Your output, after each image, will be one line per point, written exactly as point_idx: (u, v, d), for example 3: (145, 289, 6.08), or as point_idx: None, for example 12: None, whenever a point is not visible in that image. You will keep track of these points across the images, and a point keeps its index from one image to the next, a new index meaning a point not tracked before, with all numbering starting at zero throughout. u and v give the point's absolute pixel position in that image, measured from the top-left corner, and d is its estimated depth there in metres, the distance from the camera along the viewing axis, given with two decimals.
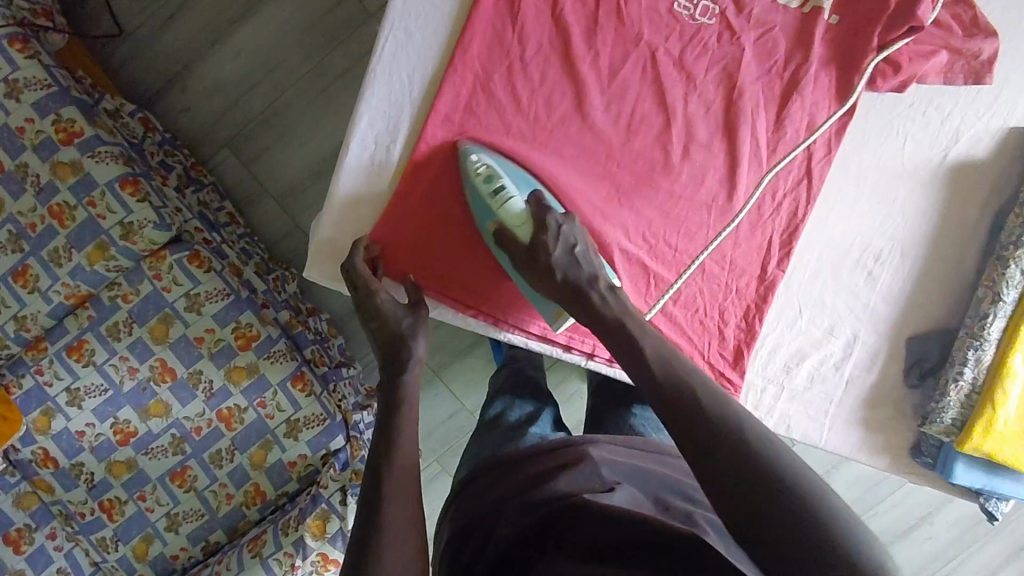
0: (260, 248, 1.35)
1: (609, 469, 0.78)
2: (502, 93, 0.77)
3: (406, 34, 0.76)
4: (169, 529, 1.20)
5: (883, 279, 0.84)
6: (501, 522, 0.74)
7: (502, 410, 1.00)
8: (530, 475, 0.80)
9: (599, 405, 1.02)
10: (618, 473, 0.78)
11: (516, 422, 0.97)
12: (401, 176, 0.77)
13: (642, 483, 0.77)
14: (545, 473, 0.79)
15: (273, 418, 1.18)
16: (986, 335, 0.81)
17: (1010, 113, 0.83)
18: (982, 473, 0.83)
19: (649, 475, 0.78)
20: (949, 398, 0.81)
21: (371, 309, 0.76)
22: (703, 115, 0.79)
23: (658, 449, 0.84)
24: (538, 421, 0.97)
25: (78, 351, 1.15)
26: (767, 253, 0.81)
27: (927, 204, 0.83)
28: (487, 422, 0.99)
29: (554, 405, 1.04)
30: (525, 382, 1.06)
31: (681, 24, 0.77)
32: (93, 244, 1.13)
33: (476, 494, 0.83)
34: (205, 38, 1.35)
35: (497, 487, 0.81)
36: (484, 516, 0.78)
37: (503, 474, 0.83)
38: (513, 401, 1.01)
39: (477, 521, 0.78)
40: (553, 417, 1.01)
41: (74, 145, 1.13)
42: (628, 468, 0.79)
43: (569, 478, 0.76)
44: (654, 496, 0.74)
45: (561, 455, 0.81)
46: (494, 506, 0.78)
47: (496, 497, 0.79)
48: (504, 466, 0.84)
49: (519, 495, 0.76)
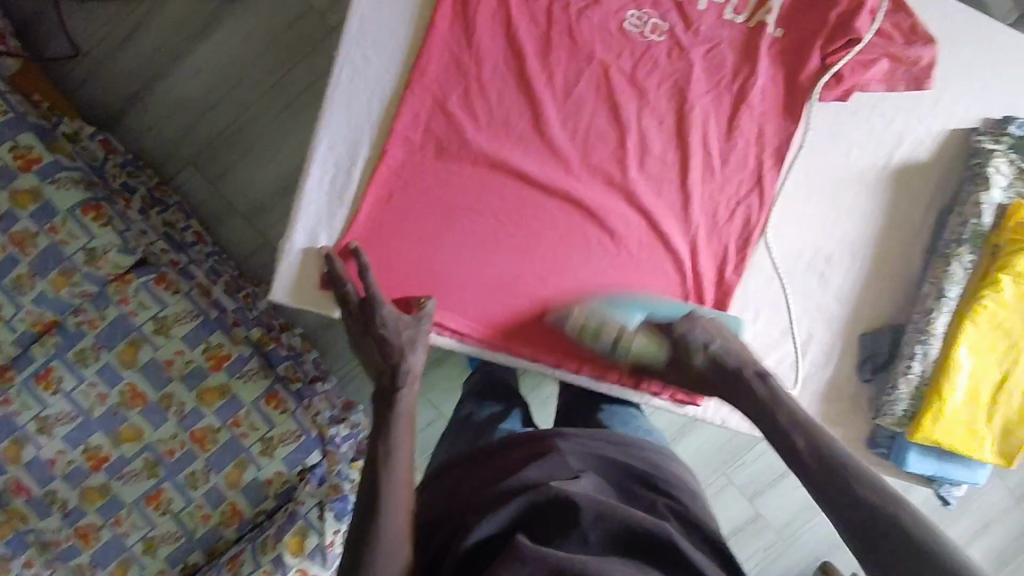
0: (229, 265, 1.34)
1: (575, 459, 0.82)
2: (460, 115, 0.79)
3: (363, 57, 0.78)
4: (145, 553, 1.18)
5: (835, 279, 0.87)
6: (470, 515, 0.76)
7: (471, 411, 1.02)
8: (504, 466, 0.83)
9: (568, 406, 1.03)
10: (583, 463, 0.82)
11: (486, 421, 0.99)
12: (364, 195, 0.78)
13: (607, 474, 0.82)
14: (517, 464, 0.82)
15: (248, 437, 1.18)
16: (932, 330, 0.85)
17: (950, 116, 0.86)
18: (934, 461, 0.88)
19: (613, 467, 0.83)
20: (900, 391, 0.85)
21: (369, 321, 0.75)
22: (656, 129, 0.81)
23: (622, 440, 0.88)
24: (508, 419, 0.99)
25: (45, 379, 1.14)
26: (725, 261, 0.83)
27: (874, 206, 0.87)
28: (457, 421, 1.02)
29: (524, 405, 1.04)
30: (498, 385, 1.07)
31: (632, 43, 0.80)
32: (57, 271, 1.12)
33: (445, 487, 0.85)
34: (164, 58, 1.34)
35: (469, 481, 0.83)
36: (454, 506, 0.80)
37: (473, 466, 0.85)
38: (481, 402, 1.03)
39: (447, 513, 0.79)
40: (523, 416, 1.02)
41: (32, 172, 1.12)
42: (596, 459, 0.84)
43: (540, 468, 0.80)
44: (620, 485, 0.81)
45: (531, 448, 0.85)
46: (463, 500, 0.80)
47: (467, 490, 0.82)
48: (470, 462, 0.87)
49: (489, 486, 0.79)
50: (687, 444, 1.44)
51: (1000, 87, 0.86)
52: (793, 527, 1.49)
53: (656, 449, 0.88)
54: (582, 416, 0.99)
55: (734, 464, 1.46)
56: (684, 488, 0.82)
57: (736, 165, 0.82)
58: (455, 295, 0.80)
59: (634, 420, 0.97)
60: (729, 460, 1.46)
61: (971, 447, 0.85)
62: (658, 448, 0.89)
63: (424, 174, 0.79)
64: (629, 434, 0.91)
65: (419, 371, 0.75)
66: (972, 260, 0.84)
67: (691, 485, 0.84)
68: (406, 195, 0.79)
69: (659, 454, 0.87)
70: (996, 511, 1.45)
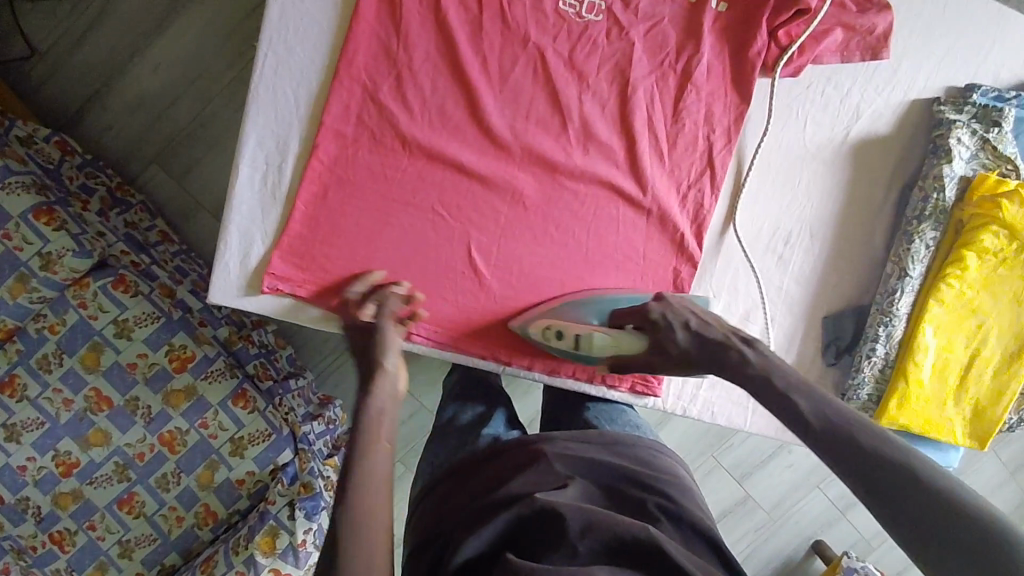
0: (196, 265, 1.31)
1: (563, 467, 0.79)
2: (392, 105, 0.76)
3: (286, 49, 0.75)
4: (122, 556, 1.17)
5: (794, 262, 0.84)
6: (457, 532, 0.74)
7: (455, 413, 0.97)
8: (488, 477, 0.81)
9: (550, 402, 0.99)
10: (571, 468, 0.79)
11: (469, 424, 0.95)
12: (297, 193, 0.76)
13: (596, 478, 0.79)
14: (501, 475, 0.80)
15: (217, 438, 1.17)
16: (895, 310, 0.81)
17: (909, 87, 0.83)
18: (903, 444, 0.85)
19: (605, 468, 0.80)
20: (864, 374, 0.82)
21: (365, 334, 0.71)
22: (599, 113, 0.78)
23: (610, 438, 0.84)
24: (491, 422, 0.94)
25: (10, 387, 1.12)
26: (678, 251, 0.80)
27: (833, 183, 0.83)
28: (441, 424, 0.97)
29: (507, 404, 0.99)
30: (478, 383, 1.02)
31: (568, 23, 0.77)
32: (13, 277, 1.09)
33: (437, 502, 0.82)
34: (120, 54, 1.31)
35: (456, 495, 0.81)
36: (441, 525, 0.78)
37: (458, 482, 0.83)
38: (464, 404, 0.98)
39: (437, 531, 0.77)
40: (506, 416, 0.97)
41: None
42: (584, 463, 0.80)
43: (525, 478, 0.78)
44: (610, 488, 0.78)
45: (519, 454, 0.82)
46: (452, 515, 0.78)
47: (455, 505, 0.80)
48: (455, 476, 0.84)
49: (478, 499, 0.78)
50: (673, 429, 1.42)
51: (962, 54, 0.83)
52: (783, 506, 1.47)
53: (645, 444, 0.85)
54: (566, 416, 0.94)
55: (721, 446, 1.44)
56: (673, 479, 0.80)
57: (685, 146, 0.79)
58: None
59: (619, 415, 0.92)
60: (716, 443, 1.43)
61: (940, 430, 0.82)
62: (651, 444, 0.85)
63: (359, 167, 0.76)
64: (616, 431, 0.87)
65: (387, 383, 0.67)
66: (934, 237, 0.81)
67: (682, 481, 0.80)
68: (341, 191, 0.76)
69: (649, 450, 0.84)
70: (988, 485, 1.43)
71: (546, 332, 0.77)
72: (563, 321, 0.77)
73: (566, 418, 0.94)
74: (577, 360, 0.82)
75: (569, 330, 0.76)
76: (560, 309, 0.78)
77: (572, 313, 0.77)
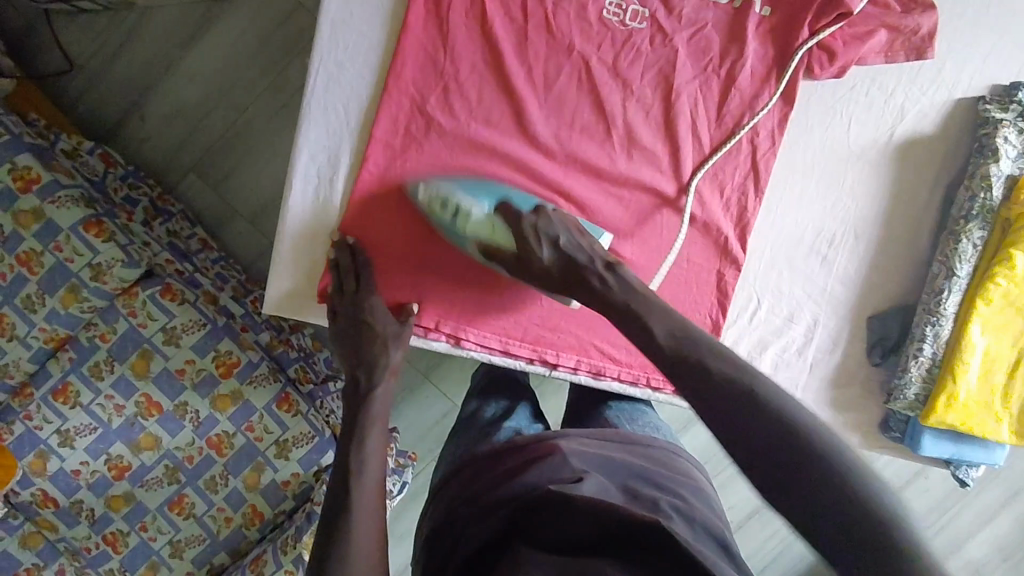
0: (236, 270, 1.33)
1: (578, 461, 0.79)
2: (440, 117, 0.77)
3: (337, 65, 0.76)
4: (173, 556, 1.19)
5: (839, 262, 0.84)
6: (472, 523, 0.76)
7: (478, 407, 0.99)
8: (505, 470, 0.82)
9: (578, 399, 1.00)
10: (587, 463, 0.80)
11: (494, 418, 0.96)
12: (347, 208, 0.78)
13: (609, 473, 0.79)
14: (517, 468, 0.81)
15: (263, 440, 1.18)
16: (942, 310, 0.82)
17: (954, 85, 0.83)
18: (951, 444, 0.85)
19: (618, 464, 0.80)
20: (911, 374, 0.82)
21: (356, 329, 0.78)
22: (643, 119, 0.79)
23: (629, 438, 0.86)
24: (514, 415, 0.96)
25: (64, 394, 1.13)
26: (721, 254, 0.81)
27: (878, 184, 0.84)
28: (465, 419, 0.99)
29: (531, 398, 1.02)
30: (505, 379, 1.04)
31: (612, 31, 0.78)
32: (64, 288, 1.11)
33: (459, 487, 0.85)
34: (158, 65, 1.33)
35: (474, 485, 0.83)
36: (456, 513, 0.80)
37: (479, 470, 0.85)
38: (487, 398, 1.01)
39: (454, 517, 0.79)
40: (531, 409, 0.99)
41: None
42: (597, 459, 0.81)
43: (541, 470, 0.78)
44: (622, 484, 0.76)
45: (535, 450, 0.83)
46: (469, 502, 0.80)
47: (473, 494, 0.81)
48: (479, 465, 0.86)
49: (494, 488, 0.79)
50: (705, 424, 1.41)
51: (1007, 51, 0.82)
52: None
53: (661, 445, 0.86)
54: (591, 412, 0.96)
55: None
56: (687, 489, 0.78)
57: (729, 150, 0.80)
58: (453, 299, 0.80)
59: (640, 415, 0.94)
60: None
61: (987, 429, 0.82)
62: (666, 446, 0.86)
63: (408, 179, 0.78)
64: (636, 432, 0.88)
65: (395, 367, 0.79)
66: (981, 237, 0.81)
67: (694, 483, 0.81)
68: (389, 204, 0.78)
69: (663, 452, 0.85)
70: None
71: (432, 199, 0.75)
72: (452, 193, 0.75)
73: (591, 414, 0.96)
74: (622, 363, 0.84)
75: (456, 203, 0.75)
76: (456, 181, 0.76)
77: (464, 191, 0.75)
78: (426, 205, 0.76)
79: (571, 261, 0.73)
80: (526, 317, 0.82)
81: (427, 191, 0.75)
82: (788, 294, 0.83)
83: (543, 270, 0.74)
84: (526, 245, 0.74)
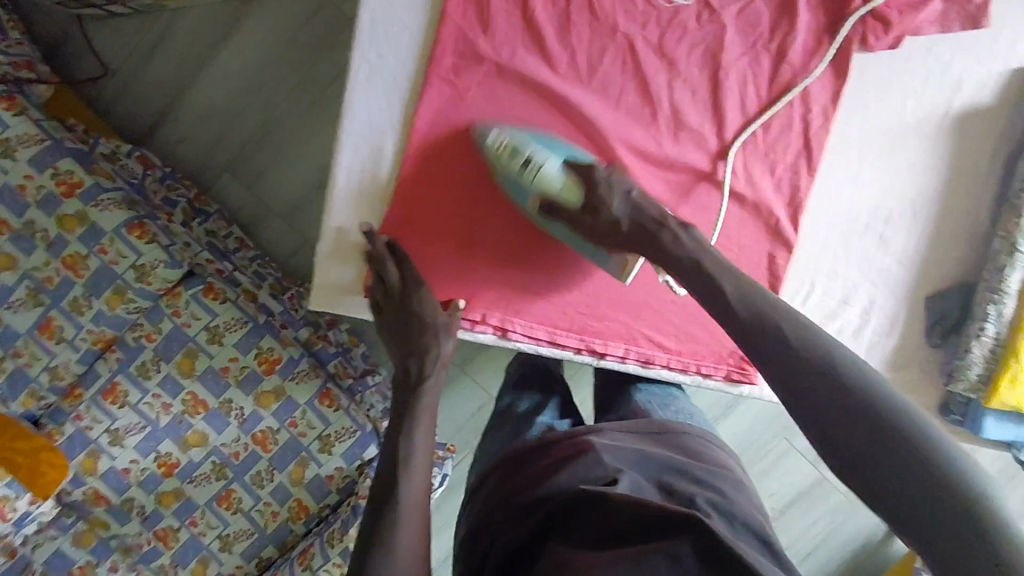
0: (273, 268, 1.34)
1: (611, 458, 0.78)
2: (482, 104, 0.76)
3: (378, 56, 0.76)
4: (222, 550, 1.19)
5: (895, 241, 0.81)
6: (506, 525, 0.75)
7: (511, 402, 0.98)
8: (537, 469, 0.80)
9: (606, 392, 0.98)
10: (620, 460, 0.78)
11: (526, 413, 0.95)
12: (391, 202, 0.77)
13: (644, 468, 0.77)
14: (551, 466, 0.79)
15: (306, 436, 1.19)
16: (1006, 288, 0.78)
17: (1012, 54, 0.79)
18: (1016, 426, 0.82)
19: (653, 459, 0.78)
20: (973, 354, 0.79)
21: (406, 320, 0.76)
22: (689, 100, 0.77)
23: (664, 428, 0.84)
24: (543, 411, 0.95)
25: (112, 394, 1.14)
26: (773, 236, 0.79)
27: (936, 158, 0.81)
28: (499, 414, 0.98)
29: (562, 391, 1.01)
30: (539, 371, 1.02)
31: (656, 10, 0.76)
32: (110, 290, 1.13)
33: (492, 488, 0.83)
34: (190, 65, 1.34)
35: (509, 481, 0.81)
36: (491, 514, 0.78)
37: (512, 469, 0.83)
38: (520, 392, 0.99)
39: (488, 520, 0.78)
40: (561, 403, 0.98)
41: (37, 203, 1.11)
42: (631, 454, 0.79)
43: (571, 473, 0.76)
44: (657, 481, 0.75)
45: (567, 448, 0.81)
46: (502, 502, 0.79)
47: (506, 493, 0.80)
48: (510, 464, 0.84)
49: (528, 488, 0.77)
50: (744, 413, 1.37)
51: None
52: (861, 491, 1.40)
53: (697, 434, 0.84)
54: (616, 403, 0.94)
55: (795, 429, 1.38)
56: (725, 482, 0.76)
57: (779, 129, 0.78)
58: (503, 290, 0.79)
59: (672, 402, 0.92)
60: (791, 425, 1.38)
61: None
62: (702, 434, 0.84)
63: (452, 168, 0.77)
64: (669, 420, 0.86)
65: (446, 358, 0.77)
66: None
67: (732, 474, 0.78)
68: (433, 192, 0.77)
69: (702, 442, 0.82)
70: None
71: (501, 144, 0.73)
72: (524, 141, 0.73)
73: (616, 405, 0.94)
74: (672, 351, 0.82)
75: (526, 151, 0.72)
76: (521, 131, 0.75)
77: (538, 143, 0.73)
78: (494, 148, 0.74)
79: (641, 215, 0.71)
80: (574, 306, 0.81)
81: (498, 135, 0.74)
82: (842, 275, 0.81)
83: (612, 222, 0.71)
84: (597, 193, 0.71)
